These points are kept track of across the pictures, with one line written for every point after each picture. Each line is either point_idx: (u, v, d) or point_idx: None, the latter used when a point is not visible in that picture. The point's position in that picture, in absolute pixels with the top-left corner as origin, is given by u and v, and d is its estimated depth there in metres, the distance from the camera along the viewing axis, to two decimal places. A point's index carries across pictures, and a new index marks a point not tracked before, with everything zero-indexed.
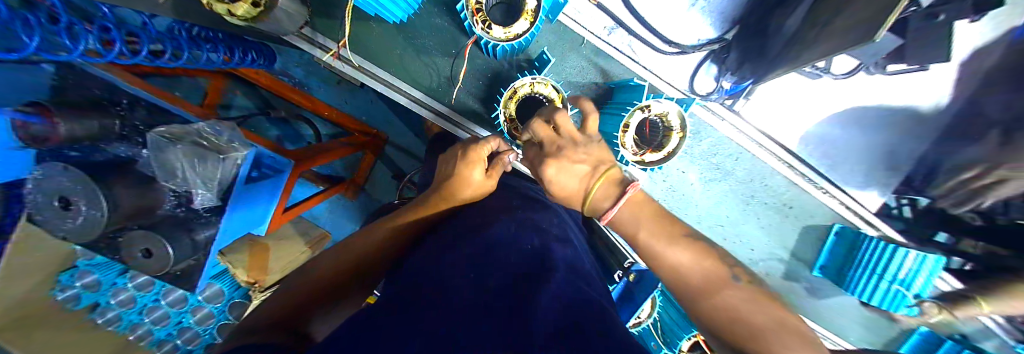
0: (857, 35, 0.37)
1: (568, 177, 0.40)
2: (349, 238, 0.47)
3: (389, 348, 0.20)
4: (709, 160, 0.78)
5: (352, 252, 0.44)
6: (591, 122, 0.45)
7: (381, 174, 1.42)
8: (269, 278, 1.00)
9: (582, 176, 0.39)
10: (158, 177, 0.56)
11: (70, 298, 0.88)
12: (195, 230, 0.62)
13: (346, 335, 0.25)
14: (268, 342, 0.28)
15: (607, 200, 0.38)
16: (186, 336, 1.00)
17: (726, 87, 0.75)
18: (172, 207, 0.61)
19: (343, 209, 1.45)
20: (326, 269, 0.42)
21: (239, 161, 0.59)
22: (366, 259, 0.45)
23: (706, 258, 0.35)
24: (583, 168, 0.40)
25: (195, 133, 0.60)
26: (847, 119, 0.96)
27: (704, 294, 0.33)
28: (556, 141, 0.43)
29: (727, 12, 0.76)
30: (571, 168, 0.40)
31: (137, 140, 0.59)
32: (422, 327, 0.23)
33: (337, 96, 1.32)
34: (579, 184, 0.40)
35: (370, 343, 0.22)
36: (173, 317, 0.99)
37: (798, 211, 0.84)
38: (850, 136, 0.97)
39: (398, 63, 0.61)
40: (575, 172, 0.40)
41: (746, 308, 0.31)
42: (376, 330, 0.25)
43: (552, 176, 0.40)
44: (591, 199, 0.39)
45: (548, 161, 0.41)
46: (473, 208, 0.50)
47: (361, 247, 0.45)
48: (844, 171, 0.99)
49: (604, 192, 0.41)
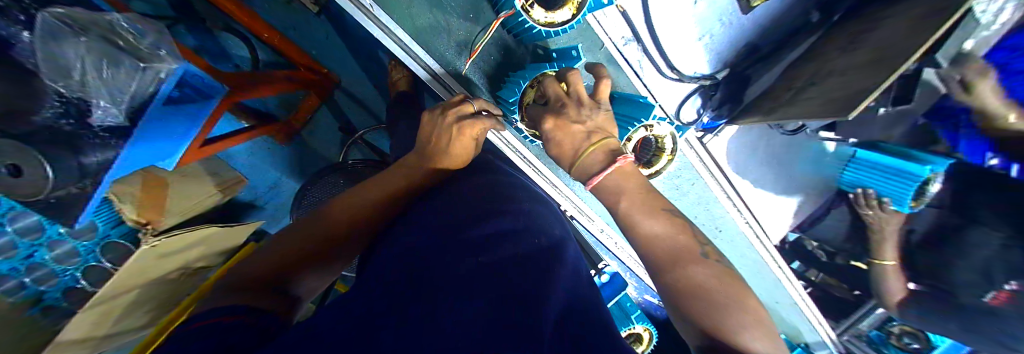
0: (828, 108, 0.47)
1: (562, 139, 0.46)
2: (343, 195, 0.47)
3: (415, 333, 0.19)
4: (672, 181, 0.87)
5: (337, 220, 0.44)
6: (602, 88, 0.49)
7: (325, 123, 1.26)
8: (167, 220, 0.83)
9: (577, 136, 0.45)
10: (41, 73, 0.45)
11: None
12: (83, 153, 0.49)
13: (341, 323, 0.23)
14: (245, 312, 0.25)
15: (598, 164, 0.44)
16: (39, 275, 0.77)
17: (706, 121, 0.84)
18: (53, 116, 0.48)
19: (271, 154, 1.23)
20: (321, 230, 0.42)
21: (164, 76, 0.51)
22: (365, 211, 0.46)
23: (673, 244, 0.40)
24: (578, 129, 0.45)
25: (109, 30, 0.50)
26: (785, 172, 1.09)
27: (677, 283, 0.37)
28: (561, 101, 0.48)
29: (723, 54, 0.84)
30: (569, 127, 0.46)
31: (17, 18, 0.44)
32: (431, 315, 0.22)
33: (280, 17, 1.10)
34: (571, 146, 0.46)
35: (387, 330, 0.20)
36: (19, 250, 0.73)
37: (726, 234, 0.99)
38: (787, 187, 1.12)
39: (410, 17, 0.53)
40: (569, 131, 0.45)
41: (710, 289, 0.35)
42: (386, 317, 0.23)
43: (550, 132, 0.47)
44: (581, 162, 0.45)
45: (549, 116, 0.47)
46: (467, 183, 0.49)
47: (354, 211, 0.45)
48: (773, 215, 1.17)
49: (585, 169, 0.45)
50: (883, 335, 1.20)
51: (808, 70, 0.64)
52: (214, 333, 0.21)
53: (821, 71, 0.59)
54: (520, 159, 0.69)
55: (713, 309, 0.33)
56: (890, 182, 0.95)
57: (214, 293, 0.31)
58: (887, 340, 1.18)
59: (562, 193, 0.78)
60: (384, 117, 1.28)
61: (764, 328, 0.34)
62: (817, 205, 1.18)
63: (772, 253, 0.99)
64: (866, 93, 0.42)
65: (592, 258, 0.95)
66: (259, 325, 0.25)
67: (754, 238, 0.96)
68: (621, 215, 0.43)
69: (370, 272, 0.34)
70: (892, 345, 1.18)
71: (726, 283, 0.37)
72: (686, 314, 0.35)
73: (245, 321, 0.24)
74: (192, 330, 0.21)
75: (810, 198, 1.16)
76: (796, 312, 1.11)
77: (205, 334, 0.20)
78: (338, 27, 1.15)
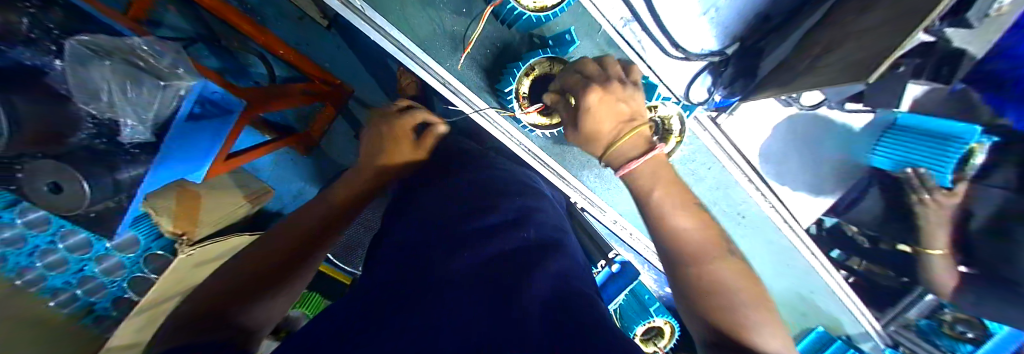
0: (843, 75, 0.43)
1: (608, 116, 0.42)
2: (296, 214, 0.52)
3: (398, 330, 0.19)
4: (688, 166, 0.82)
5: (294, 235, 0.47)
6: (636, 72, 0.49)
7: (340, 132, 1.30)
8: (198, 230, 0.89)
9: (619, 117, 0.43)
10: (73, 97, 0.49)
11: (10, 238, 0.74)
12: (116, 169, 0.55)
13: (326, 330, 0.22)
14: (217, 326, 0.28)
15: (636, 149, 0.43)
16: (89, 287, 0.84)
17: (717, 100, 0.79)
18: (88, 137, 0.53)
19: (295, 165, 1.29)
20: (272, 250, 0.44)
21: (185, 93, 0.56)
22: (321, 221, 0.51)
23: None
24: (623, 109, 0.43)
25: (131, 53, 0.52)
26: (807, 153, 1.02)
27: (693, 272, 0.38)
28: (604, 77, 0.45)
29: (730, 28, 0.82)
30: (614, 104, 0.42)
31: (49, 48, 0.50)
32: (420, 313, 0.21)
33: (296, 34, 1.16)
34: (612, 127, 0.42)
35: (370, 330, 0.20)
36: (70, 264, 0.80)
37: (749, 220, 0.92)
38: (811, 170, 1.04)
39: (403, 15, 0.54)
40: (615, 110, 0.42)
41: (732, 289, 0.36)
42: (371, 318, 0.22)
43: (594, 102, 0.42)
44: (617, 147, 0.42)
45: (595, 88, 0.42)
46: (423, 177, 0.57)
47: (315, 213, 0.52)
48: (800, 204, 1.06)
49: (620, 154, 0.43)
50: (935, 322, 1.10)
51: (822, 38, 0.60)
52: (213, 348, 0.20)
53: (838, 37, 0.55)
54: (523, 151, 0.69)
55: (722, 305, 0.35)
56: (930, 150, 0.84)
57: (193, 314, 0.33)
58: (939, 329, 1.09)
59: (568, 184, 0.76)
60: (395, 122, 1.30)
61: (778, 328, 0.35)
62: (848, 184, 1.06)
63: (803, 239, 0.93)
64: (883, 58, 0.39)
65: (599, 244, 0.88)
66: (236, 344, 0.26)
67: (781, 222, 0.91)
68: (652, 206, 0.42)
69: (374, 271, 0.34)
70: (944, 335, 1.08)
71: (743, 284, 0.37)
72: (693, 304, 0.37)
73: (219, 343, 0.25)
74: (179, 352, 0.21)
75: (839, 179, 1.05)
76: (829, 300, 1.03)
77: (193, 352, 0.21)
78: (349, 40, 1.18)
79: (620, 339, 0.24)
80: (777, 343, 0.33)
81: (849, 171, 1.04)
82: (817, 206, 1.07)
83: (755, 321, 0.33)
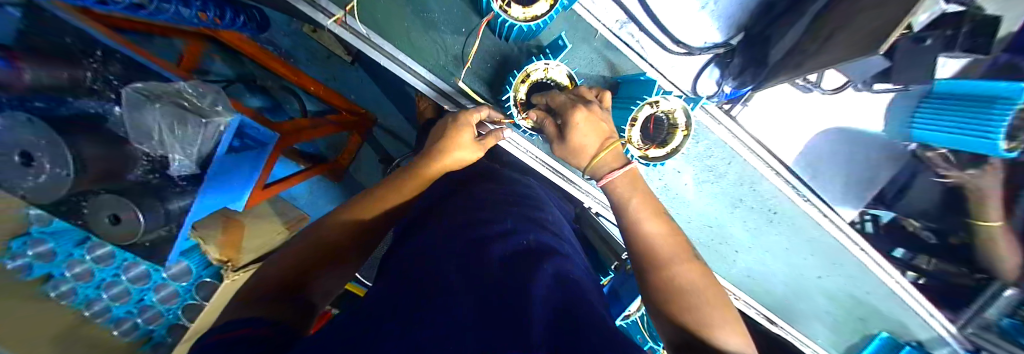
0: (858, 49, 0.42)
1: (592, 132, 0.44)
2: (302, 230, 0.42)
3: (394, 330, 0.18)
4: (704, 162, 0.78)
5: (325, 240, 0.40)
6: (606, 96, 0.51)
7: (367, 158, 1.37)
8: (243, 257, 0.87)
9: (605, 132, 0.45)
10: (131, 139, 0.58)
11: (80, 274, 0.84)
12: (168, 199, 0.62)
13: (322, 332, 0.21)
14: (262, 322, 0.25)
15: (609, 165, 0.45)
16: (148, 315, 0.91)
17: (727, 91, 0.80)
18: (144, 173, 0.62)
19: (326, 191, 1.37)
20: (272, 271, 0.35)
21: (223, 128, 0.62)
22: (343, 239, 0.42)
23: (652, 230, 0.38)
24: (605, 127, 0.45)
25: (177, 95, 0.60)
26: (835, 135, 1.02)
27: (661, 276, 0.37)
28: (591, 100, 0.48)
29: (735, 17, 0.83)
30: (598, 123, 0.45)
31: (108, 97, 0.61)
32: (413, 313, 0.21)
33: (324, 71, 1.26)
34: (596, 143, 0.45)
35: (364, 331, 0.19)
36: (133, 294, 0.88)
37: (783, 217, 0.85)
38: (840, 152, 1.03)
39: (407, 39, 0.59)
40: (598, 128, 0.45)
41: (697, 286, 0.36)
42: (369, 319, 0.22)
43: (580, 120, 0.44)
44: (593, 165, 0.46)
45: (582, 108, 0.45)
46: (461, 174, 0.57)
47: (340, 219, 0.43)
48: (829, 185, 1.05)
49: (595, 171, 0.47)
50: None
51: (833, 17, 0.57)
52: (238, 343, 0.19)
53: (848, 14, 0.53)
54: (531, 159, 0.69)
55: (687, 304, 0.34)
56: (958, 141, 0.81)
57: (235, 308, 0.27)
58: None
59: (579, 189, 0.75)
60: (415, 144, 1.37)
61: (737, 325, 0.35)
62: (890, 170, 1.03)
63: (848, 233, 0.86)
64: (894, 28, 0.38)
65: (615, 249, 0.84)
66: (279, 335, 0.24)
67: (822, 218, 0.84)
68: (628, 212, 0.43)
69: (383, 277, 0.35)
70: None
71: (703, 283, 0.37)
72: (658, 307, 0.37)
73: (267, 335, 0.22)
74: (211, 343, 0.19)
75: (869, 165, 1.03)
76: (889, 302, 0.93)
77: (227, 348, 0.18)
78: (370, 71, 1.28)
79: (622, 341, 0.23)
80: (737, 337, 0.34)
81: (876, 160, 1.03)
82: (845, 195, 1.06)
83: (718, 318, 0.34)
